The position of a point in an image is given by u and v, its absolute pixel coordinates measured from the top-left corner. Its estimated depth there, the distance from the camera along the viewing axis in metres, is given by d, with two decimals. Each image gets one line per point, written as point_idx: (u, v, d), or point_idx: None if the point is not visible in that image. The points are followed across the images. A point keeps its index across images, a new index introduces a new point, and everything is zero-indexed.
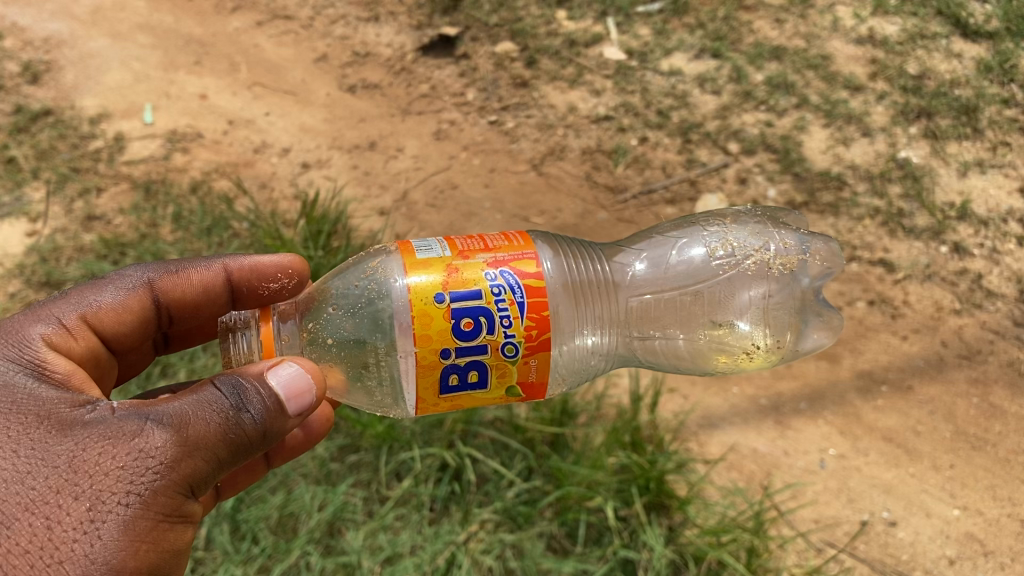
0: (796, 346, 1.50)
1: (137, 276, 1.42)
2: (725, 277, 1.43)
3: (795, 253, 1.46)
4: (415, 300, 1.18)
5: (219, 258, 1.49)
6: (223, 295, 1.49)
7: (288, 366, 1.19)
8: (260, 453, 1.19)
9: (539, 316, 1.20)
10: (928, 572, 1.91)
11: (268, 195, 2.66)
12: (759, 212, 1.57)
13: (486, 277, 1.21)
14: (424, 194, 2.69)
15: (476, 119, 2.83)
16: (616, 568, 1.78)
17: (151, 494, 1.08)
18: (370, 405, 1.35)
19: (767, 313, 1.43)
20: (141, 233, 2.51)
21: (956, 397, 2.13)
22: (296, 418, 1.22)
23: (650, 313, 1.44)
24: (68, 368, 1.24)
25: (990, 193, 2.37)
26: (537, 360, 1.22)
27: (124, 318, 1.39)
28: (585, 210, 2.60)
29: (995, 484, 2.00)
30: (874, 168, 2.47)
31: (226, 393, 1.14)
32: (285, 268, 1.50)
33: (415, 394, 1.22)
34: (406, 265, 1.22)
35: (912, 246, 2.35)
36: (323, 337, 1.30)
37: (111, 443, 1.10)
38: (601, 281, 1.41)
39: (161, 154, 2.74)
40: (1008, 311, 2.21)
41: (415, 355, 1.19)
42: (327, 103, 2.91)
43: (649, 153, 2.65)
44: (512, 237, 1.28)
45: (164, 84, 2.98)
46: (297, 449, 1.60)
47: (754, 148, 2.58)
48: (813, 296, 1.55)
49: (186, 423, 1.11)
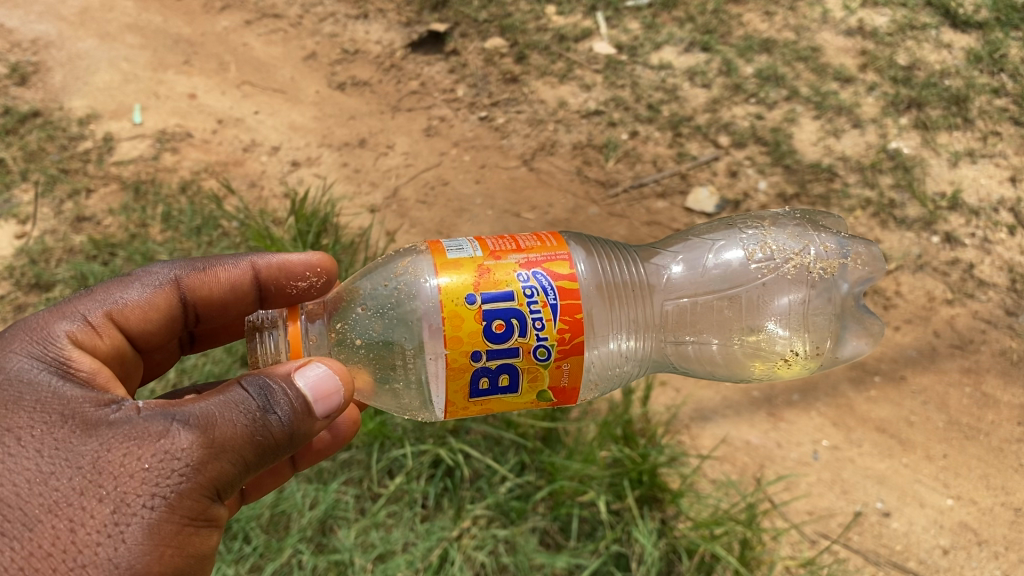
0: (833, 353, 1.47)
1: (164, 273, 1.41)
2: (762, 281, 1.39)
3: (836, 257, 1.42)
4: (446, 300, 1.17)
5: (246, 256, 1.50)
6: (251, 293, 1.51)
7: (315, 368, 1.18)
8: (286, 455, 1.17)
9: (573, 318, 1.18)
10: (922, 562, 1.90)
11: (257, 194, 2.65)
12: (797, 216, 1.54)
13: (519, 278, 1.19)
14: (415, 191, 2.68)
15: (467, 115, 2.82)
16: (609, 562, 1.78)
17: (177, 497, 1.05)
18: (397, 408, 1.34)
19: (806, 318, 1.40)
20: (131, 233, 2.50)
21: (948, 386, 2.13)
22: (322, 421, 1.20)
23: (685, 317, 1.40)
24: (93, 367, 1.19)
25: (980, 183, 2.37)
26: (570, 364, 1.20)
27: (150, 316, 1.37)
28: (576, 205, 2.59)
29: (989, 473, 2.01)
30: (865, 159, 2.47)
31: (254, 393, 1.12)
32: (314, 267, 1.54)
33: (443, 397, 1.21)
34: (437, 266, 1.21)
35: (904, 236, 2.34)
36: (351, 338, 1.28)
37: (136, 444, 1.06)
38: (635, 283, 1.39)
39: (150, 155, 2.73)
40: (1000, 301, 2.21)
41: (445, 357, 1.17)
42: (317, 101, 2.90)
43: (640, 147, 2.64)
44: (545, 238, 1.27)
45: (153, 84, 2.97)
46: (322, 451, 1.59)
47: (744, 141, 2.57)
48: (853, 302, 1.52)
49: (213, 424, 1.08)
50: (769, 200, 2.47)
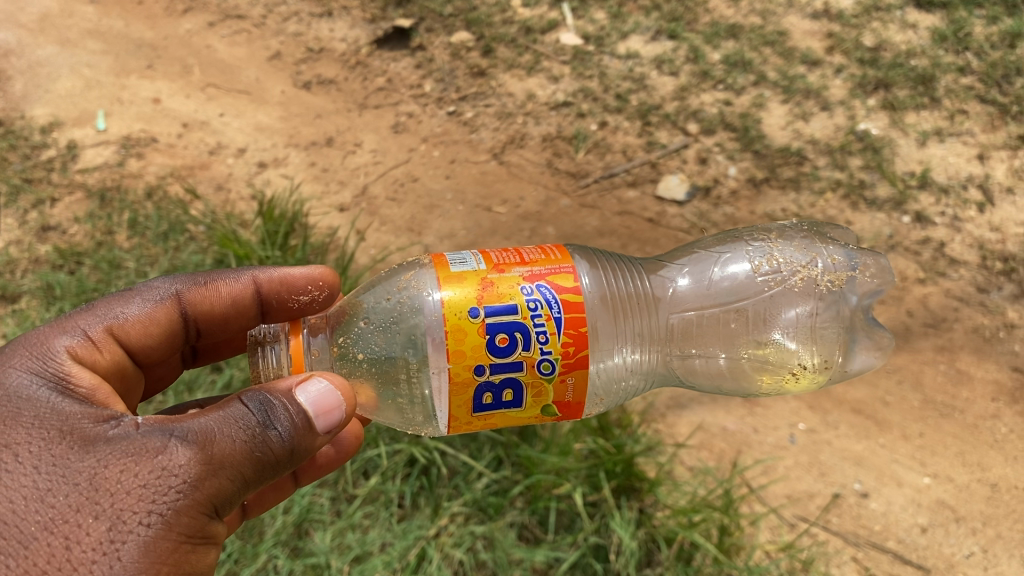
0: (844, 366, 1.43)
1: (165, 288, 1.38)
2: (769, 295, 1.36)
3: (844, 269, 1.40)
4: (449, 314, 1.15)
5: (247, 271, 1.47)
6: (252, 308, 1.48)
7: (317, 383, 1.14)
8: (288, 471, 1.13)
9: (577, 332, 1.16)
10: (901, 541, 1.91)
11: (225, 197, 2.61)
12: (805, 227, 1.51)
13: (522, 291, 1.17)
14: (385, 188, 2.66)
15: (435, 111, 2.80)
16: (589, 553, 1.77)
17: (174, 514, 1.02)
18: (401, 423, 1.31)
19: (814, 331, 1.36)
20: (97, 241, 2.46)
21: (922, 365, 2.13)
22: (324, 436, 1.16)
23: (691, 330, 1.37)
24: (93, 383, 1.16)
25: (949, 161, 2.37)
26: (574, 378, 1.18)
27: (151, 330, 1.34)
28: (548, 197, 2.58)
29: (965, 450, 2.01)
30: (834, 142, 2.47)
31: (253, 409, 1.09)
32: (315, 280, 1.51)
33: (446, 412, 1.19)
34: (439, 279, 1.19)
35: (875, 217, 2.34)
36: (353, 352, 1.25)
37: (134, 460, 1.03)
38: (640, 296, 1.37)
39: (115, 161, 2.69)
40: (971, 278, 2.21)
41: (448, 372, 1.15)
42: (282, 101, 2.87)
43: (609, 138, 2.63)
44: (549, 251, 1.24)
45: (116, 89, 2.93)
46: (324, 467, 1.56)
47: (713, 128, 2.56)
48: (863, 315, 1.49)
49: (211, 440, 1.05)
50: (740, 185, 2.47)
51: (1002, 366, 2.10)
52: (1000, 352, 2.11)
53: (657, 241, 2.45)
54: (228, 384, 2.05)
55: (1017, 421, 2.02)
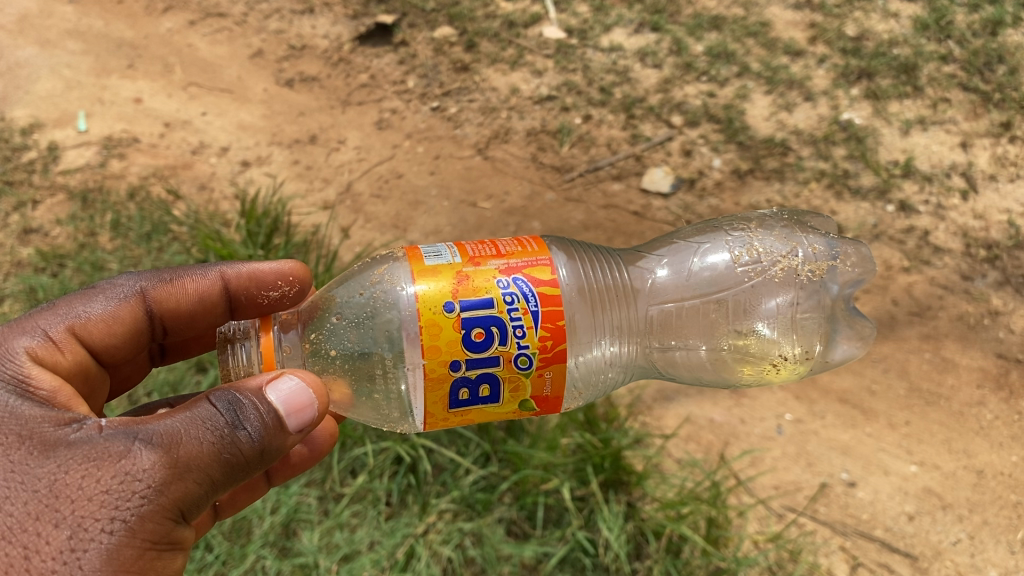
0: (824, 357, 1.44)
1: (129, 286, 1.37)
2: (749, 285, 1.35)
3: (824, 258, 1.38)
4: (423, 308, 1.15)
5: (215, 266, 1.45)
6: (220, 304, 1.46)
7: (288, 381, 1.14)
8: (259, 472, 1.12)
9: (554, 325, 1.15)
10: (888, 529, 1.92)
11: (208, 196, 2.60)
12: (785, 216, 1.51)
13: (498, 284, 1.17)
14: (369, 185, 2.65)
15: (418, 106, 2.79)
16: (577, 548, 1.77)
17: (138, 520, 1.00)
18: (376, 420, 1.30)
19: (795, 321, 1.35)
20: (80, 243, 2.45)
21: (908, 353, 2.14)
22: (296, 435, 1.16)
23: (671, 322, 1.37)
24: (54, 385, 1.16)
25: (933, 150, 2.37)
26: (552, 372, 1.17)
27: (114, 329, 1.33)
28: (532, 191, 2.58)
29: (951, 438, 2.02)
30: (818, 132, 2.47)
31: (222, 409, 1.08)
32: (285, 275, 1.48)
33: (422, 408, 1.18)
34: (414, 273, 1.18)
35: (860, 206, 2.35)
36: (326, 349, 1.24)
37: (96, 465, 1.02)
38: (618, 287, 1.37)
39: (97, 162, 2.67)
40: (956, 266, 2.22)
41: (424, 367, 1.15)
42: (265, 99, 2.86)
43: (594, 131, 2.62)
44: (526, 243, 1.24)
45: (97, 90, 2.91)
46: (298, 466, 1.56)
47: (698, 119, 2.56)
48: (844, 304, 1.48)
49: (178, 443, 1.04)
50: (724, 177, 2.47)
51: (987, 353, 2.10)
52: (985, 339, 2.12)
53: (643, 234, 2.45)
54: (213, 385, 2.05)
55: (1001, 408, 2.03)
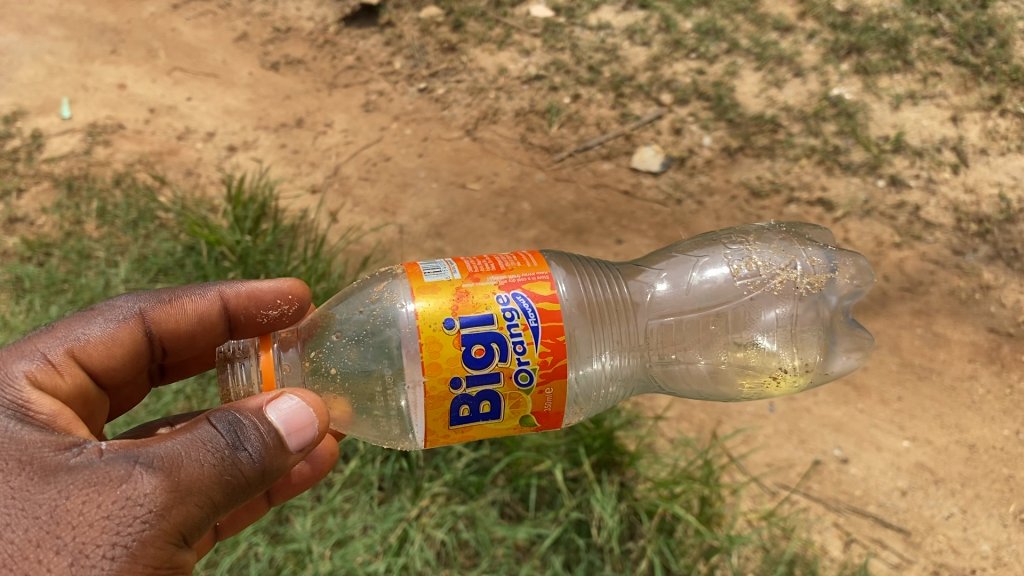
0: (826, 369, 1.41)
1: (129, 307, 1.35)
2: (749, 297, 1.34)
3: (824, 270, 1.37)
4: (423, 326, 1.12)
5: (214, 286, 1.45)
6: (220, 324, 1.46)
7: (288, 401, 1.11)
8: (260, 493, 1.10)
9: (554, 341, 1.13)
10: (881, 505, 1.92)
11: (194, 182, 2.57)
12: (783, 228, 1.48)
13: (498, 300, 1.15)
14: (357, 168, 2.63)
15: (405, 88, 2.77)
16: (571, 529, 1.77)
17: (139, 545, 0.99)
18: (377, 438, 1.27)
19: (796, 333, 1.34)
20: (66, 231, 2.42)
21: (900, 329, 2.13)
22: (296, 455, 1.14)
23: (670, 335, 1.35)
24: (53, 409, 1.13)
25: (923, 124, 2.36)
26: (553, 389, 1.15)
27: (114, 351, 1.32)
28: (522, 172, 2.56)
29: (943, 412, 2.02)
30: (807, 108, 2.45)
31: (222, 430, 1.06)
32: (285, 294, 1.49)
33: (423, 426, 1.16)
34: (413, 290, 1.16)
35: (850, 182, 2.34)
36: (326, 367, 1.22)
37: (96, 490, 1.00)
38: (618, 301, 1.34)
39: (82, 149, 2.64)
40: (947, 241, 2.22)
41: (424, 385, 1.13)
42: (250, 83, 2.83)
43: (583, 111, 2.60)
44: (525, 258, 1.22)
45: (80, 76, 2.87)
46: (299, 484, 1.53)
47: (687, 97, 2.54)
48: (844, 316, 1.47)
49: (178, 466, 1.02)
50: (715, 155, 2.46)
51: (979, 328, 2.10)
52: (977, 314, 2.12)
53: (633, 213, 2.45)
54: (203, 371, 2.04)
55: (993, 381, 2.04)
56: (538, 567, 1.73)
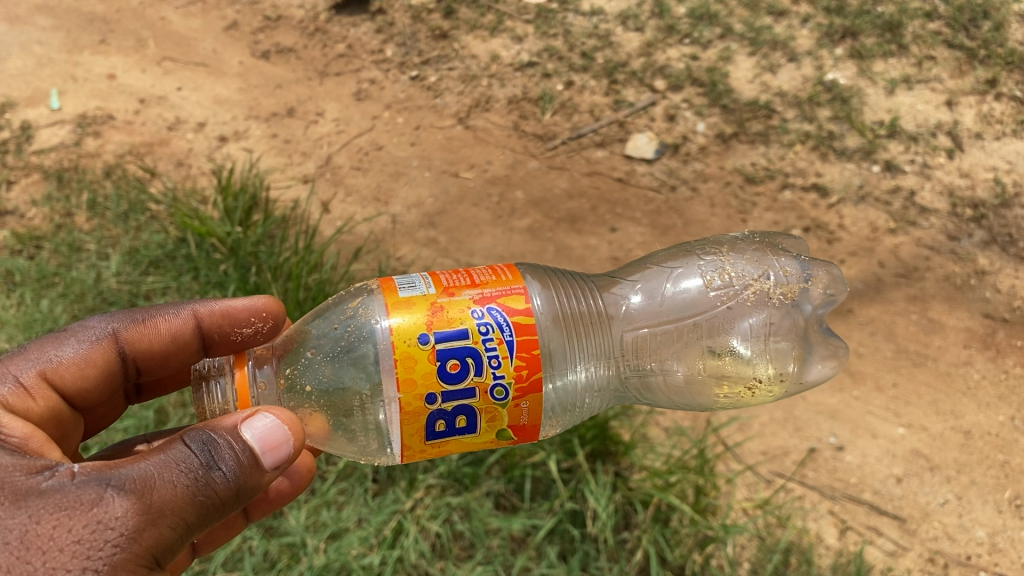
0: (800, 378, 1.39)
1: (101, 327, 1.31)
2: (723, 308, 1.31)
3: (797, 281, 1.35)
4: (398, 341, 1.09)
5: (187, 304, 1.39)
6: (194, 343, 1.39)
7: (263, 418, 1.07)
8: (235, 513, 1.06)
9: (530, 354, 1.10)
10: (877, 492, 1.92)
11: (185, 172, 2.56)
12: (756, 238, 1.45)
13: (473, 315, 1.11)
14: (349, 157, 2.61)
15: (397, 76, 2.75)
16: (565, 520, 1.77)
17: (110, 570, 0.95)
18: (354, 453, 1.24)
19: (770, 342, 1.31)
20: (56, 223, 2.40)
21: (895, 315, 2.13)
22: (272, 473, 1.10)
23: (646, 346, 1.31)
24: (25, 432, 1.09)
25: (917, 109, 2.34)
26: (528, 403, 1.12)
27: (87, 372, 1.28)
28: (515, 160, 2.55)
29: (938, 399, 2.02)
30: (802, 93, 2.43)
31: (196, 450, 1.02)
32: (259, 311, 1.40)
33: (399, 441, 1.13)
34: (387, 305, 1.12)
35: (845, 168, 2.33)
36: (302, 384, 1.19)
37: (67, 514, 0.96)
38: (593, 313, 1.30)
39: (72, 140, 2.62)
40: (942, 226, 2.21)
41: (399, 401, 1.09)
42: (241, 72, 2.81)
43: (576, 98, 2.58)
44: (500, 271, 1.18)
45: (69, 66, 2.84)
46: (276, 501, 1.49)
47: (681, 83, 2.52)
48: (817, 324, 1.44)
49: (151, 487, 0.98)
50: (709, 141, 2.45)
51: (974, 313, 2.10)
52: (972, 300, 2.12)
53: (627, 201, 2.44)
54: None
55: (988, 367, 2.04)
56: (533, 558, 1.73)
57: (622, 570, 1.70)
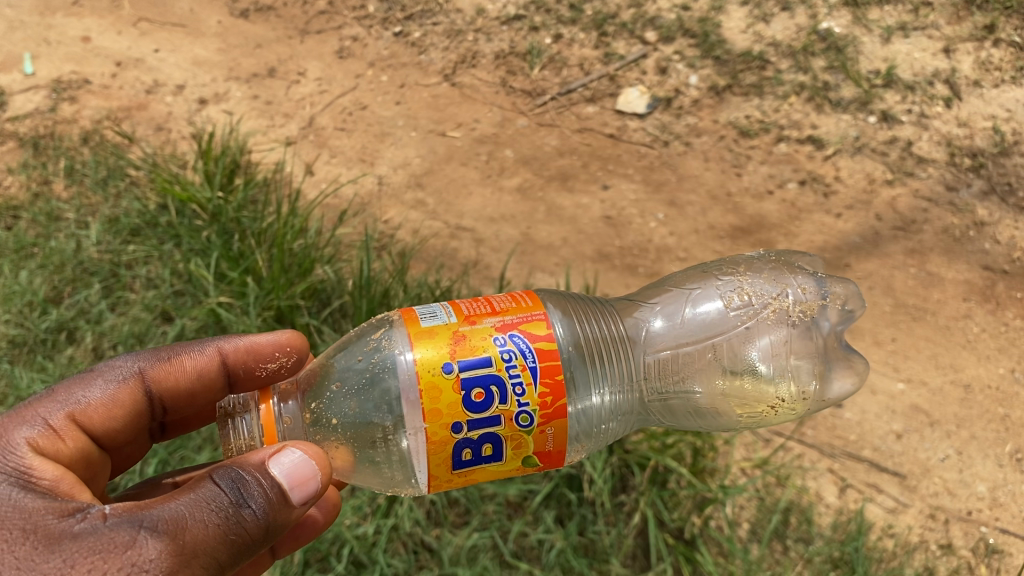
0: (822, 396, 1.32)
1: (128, 366, 1.24)
2: (743, 328, 1.24)
3: (815, 299, 1.29)
4: (421, 372, 1.01)
5: (211, 341, 1.33)
6: (219, 381, 1.33)
7: (291, 453, 1.02)
8: (264, 551, 1.01)
9: (554, 380, 1.03)
10: (877, 449, 1.89)
11: (165, 137, 2.49)
12: (772, 257, 1.40)
13: (495, 342, 1.04)
14: (332, 118, 2.54)
15: (380, 33, 2.67)
16: (561, 484, 1.74)
17: None
18: (381, 485, 1.15)
19: (791, 361, 1.24)
20: (34, 192, 2.33)
21: (893, 269, 2.10)
22: (299, 509, 1.04)
23: (668, 369, 1.24)
24: (56, 474, 1.05)
25: (914, 57, 2.28)
26: (555, 429, 1.04)
27: (116, 413, 1.21)
28: (503, 118, 2.49)
29: (938, 352, 1.99)
30: (796, 43, 2.36)
31: (225, 487, 0.98)
32: (283, 346, 1.36)
33: (425, 472, 1.04)
34: (409, 337, 1.05)
35: (841, 119, 2.28)
36: (327, 418, 1.11)
37: (101, 557, 0.91)
38: (618, 338, 1.22)
39: (47, 107, 2.54)
40: (940, 177, 2.18)
41: (425, 432, 1.01)
42: (219, 32, 2.73)
43: (565, 51, 2.51)
44: (519, 298, 1.11)
45: (42, 30, 2.76)
46: (303, 537, 1.40)
47: (672, 35, 2.45)
48: (836, 342, 1.38)
49: (183, 528, 0.94)
50: (701, 94, 2.39)
51: (973, 266, 2.08)
52: (971, 252, 2.09)
53: (619, 157, 2.39)
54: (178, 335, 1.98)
55: (988, 320, 2.01)
56: (529, 522, 1.71)
57: (621, 534, 1.69)
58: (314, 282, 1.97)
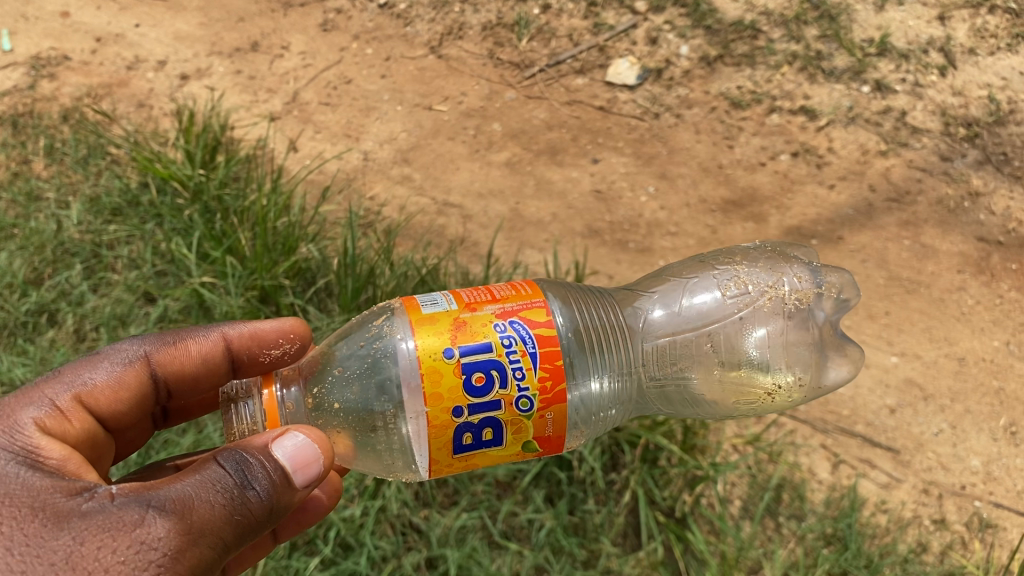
0: (818, 385, 1.29)
1: (133, 349, 1.21)
2: (738, 316, 1.20)
3: (811, 287, 1.25)
4: (422, 356, 0.99)
5: (216, 327, 1.30)
6: (223, 366, 1.30)
7: (294, 437, 0.99)
8: (266, 532, 0.99)
9: (554, 365, 1.00)
10: (870, 423, 1.87)
11: (146, 114, 2.44)
12: (768, 248, 1.37)
13: (496, 328, 1.01)
14: (317, 92, 2.49)
15: (365, 4, 2.61)
16: (552, 462, 1.72)
17: None
18: (382, 471, 1.12)
19: (787, 349, 1.21)
20: (13, 172, 2.29)
21: (887, 241, 2.08)
22: (301, 493, 1.02)
23: (666, 357, 1.22)
24: (64, 453, 1.02)
25: (909, 25, 2.22)
26: (554, 413, 1.01)
27: (122, 395, 1.18)
28: (491, 91, 2.44)
29: (932, 325, 1.97)
30: (788, 11, 2.28)
31: (230, 469, 0.95)
32: (286, 333, 1.34)
33: (426, 457, 1.01)
34: (411, 322, 1.02)
35: (834, 89, 2.24)
36: (330, 402, 1.08)
37: (111, 535, 0.88)
38: (618, 327, 1.19)
39: (26, 84, 2.49)
40: (934, 147, 2.15)
41: (426, 416, 0.98)
42: (201, 6, 2.68)
43: (553, 22, 2.46)
44: (519, 286, 1.08)
45: (19, 5, 2.70)
46: (305, 522, 1.37)
47: (662, 4, 2.37)
48: (831, 331, 1.35)
49: (190, 508, 0.91)
50: (693, 65, 2.34)
51: (967, 237, 2.06)
52: (965, 223, 2.07)
53: (610, 130, 2.35)
54: (162, 315, 1.95)
55: (983, 292, 2.00)
56: (519, 502, 1.70)
57: (611, 513, 1.67)
58: (298, 260, 1.94)
